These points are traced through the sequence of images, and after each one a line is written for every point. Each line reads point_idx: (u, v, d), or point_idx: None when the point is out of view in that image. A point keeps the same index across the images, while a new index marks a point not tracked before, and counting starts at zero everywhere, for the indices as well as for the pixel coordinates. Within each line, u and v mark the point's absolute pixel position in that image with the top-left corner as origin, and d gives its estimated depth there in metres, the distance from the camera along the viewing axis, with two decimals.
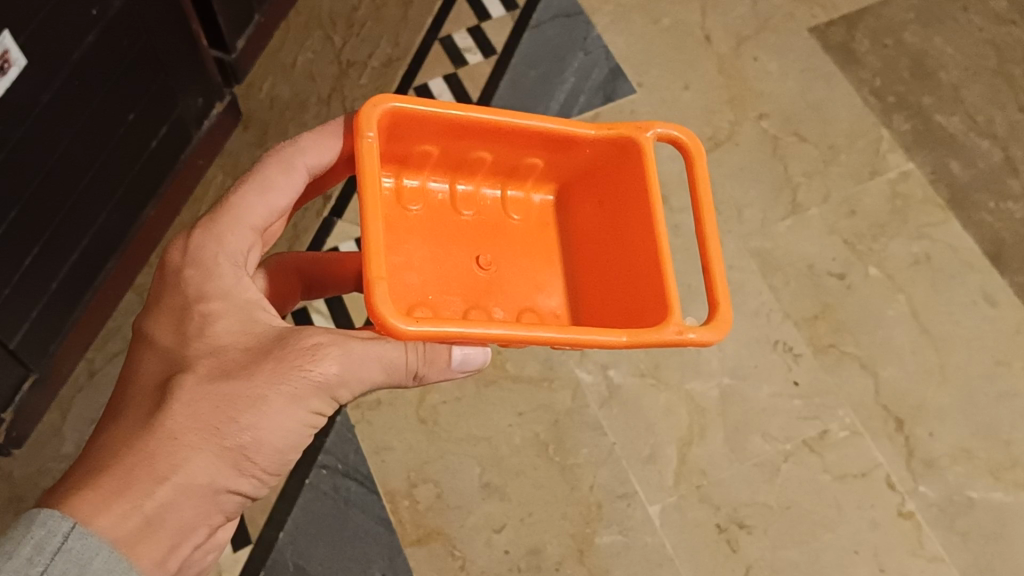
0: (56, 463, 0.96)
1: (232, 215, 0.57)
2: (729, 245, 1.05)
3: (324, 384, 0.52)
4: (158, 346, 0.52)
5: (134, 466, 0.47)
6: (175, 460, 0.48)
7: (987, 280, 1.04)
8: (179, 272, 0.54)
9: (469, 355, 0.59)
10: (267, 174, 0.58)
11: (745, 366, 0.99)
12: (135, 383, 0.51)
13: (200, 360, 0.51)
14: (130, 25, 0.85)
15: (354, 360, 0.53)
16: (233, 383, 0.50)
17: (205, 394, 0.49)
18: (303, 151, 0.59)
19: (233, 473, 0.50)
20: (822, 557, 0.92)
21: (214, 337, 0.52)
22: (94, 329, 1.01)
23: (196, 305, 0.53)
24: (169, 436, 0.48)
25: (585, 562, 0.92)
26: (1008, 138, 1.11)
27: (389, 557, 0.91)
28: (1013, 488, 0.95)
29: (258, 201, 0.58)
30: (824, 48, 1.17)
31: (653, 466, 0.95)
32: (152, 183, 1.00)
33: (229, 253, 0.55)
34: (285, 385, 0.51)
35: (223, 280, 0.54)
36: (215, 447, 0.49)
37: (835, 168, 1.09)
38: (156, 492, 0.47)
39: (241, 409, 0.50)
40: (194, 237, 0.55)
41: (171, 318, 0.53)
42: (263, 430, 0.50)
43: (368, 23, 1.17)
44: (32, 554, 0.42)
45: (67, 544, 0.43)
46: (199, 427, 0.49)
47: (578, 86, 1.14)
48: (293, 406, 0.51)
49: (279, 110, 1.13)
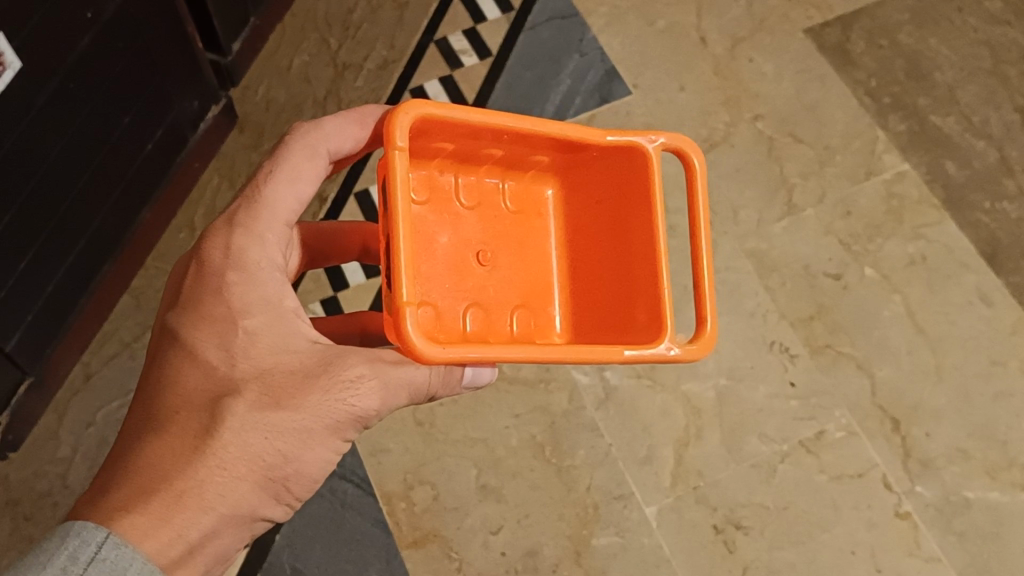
0: (52, 466, 0.96)
1: (267, 212, 0.56)
2: (725, 246, 1.05)
3: (361, 416, 0.53)
4: (200, 357, 0.52)
5: (182, 493, 0.47)
6: (221, 490, 0.48)
7: (983, 280, 1.04)
8: (221, 277, 0.54)
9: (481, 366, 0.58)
10: (296, 162, 0.57)
11: (741, 367, 0.99)
12: (175, 394, 0.51)
13: (247, 384, 0.51)
14: (125, 28, 0.85)
15: (391, 392, 0.54)
16: (282, 414, 0.50)
17: (253, 423, 0.50)
18: (326, 138, 0.58)
19: (271, 501, 0.51)
20: (818, 558, 0.92)
21: (259, 358, 0.52)
22: (90, 332, 1.01)
23: (242, 321, 0.53)
24: (217, 464, 0.49)
25: (581, 563, 0.92)
26: (1003, 139, 1.11)
27: (386, 560, 0.91)
28: (1010, 489, 0.95)
29: (288, 192, 0.57)
30: (820, 49, 1.17)
31: (650, 467, 0.95)
32: (148, 186, 1.00)
33: (270, 260, 0.55)
34: (327, 417, 0.51)
35: (265, 290, 0.54)
36: (259, 477, 0.50)
37: (831, 169, 1.10)
38: (204, 522, 0.47)
39: (287, 441, 0.50)
40: (235, 240, 0.54)
41: (214, 330, 0.53)
42: (303, 461, 0.51)
43: (364, 25, 1.17)
44: (66, 563, 0.43)
45: (101, 553, 0.44)
46: (246, 458, 0.49)
47: (574, 89, 1.14)
48: (331, 438, 0.52)
49: (275, 113, 1.13)
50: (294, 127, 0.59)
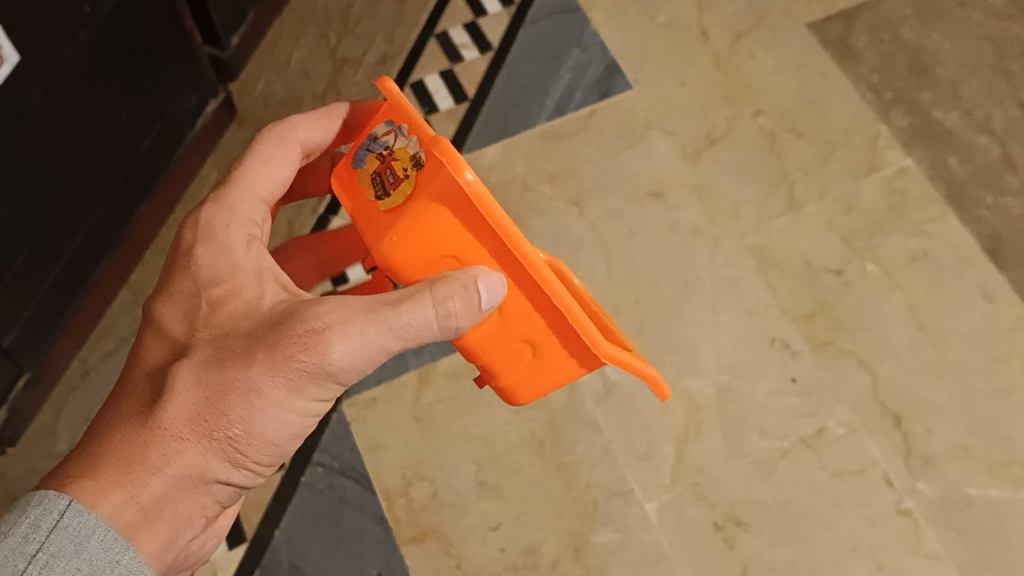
0: (49, 461, 0.95)
1: (239, 191, 0.56)
2: (726, 242, 1.05)
3: (324, 370, 0.49)
4: (168, 332, 0.53)
5: (126, 457, 0.48)
6: (166, 452, 0.49)
7: (985, 277, 1.03)
8: (189, 251, 0.54)
9: (493, 287, 0.49)
10: (264, 149, 0.57)
11: (742, 363, 0.99)
12: (142, 369, 0.53)
13: (201, 348, 0.51)
14: (123, 22, 0.85)
15: (359, 339, 0.49)
16: (227, 373, 0.49)
17: (198, 384, 0.49)
18: (294, 127, 0.58)
19: (224, 463, 0.50)
20: (819, 555, 0.92)
21: (218, 322, 0.52)
22: (88, 326, 1.00)
23: (206, 291, 0.53)
24: (159, 426, 0.49)
25: (581, 560, 0.91)
26: (1006, 134, 1.10)
27: (384, 556, 0.91)
28: (1012, 486, 0.94)
29: (261, 175, 0.57)
30: (822, 44, 1.17)
31: (650, 463, 0.95)
32: (146, 180, 1.00)
33: (240, 227, 0.55)
34: (278, 374, 0.49)
35: (232, 256, 0.54)
36: (206, 439, 0.49)
37: (833, 164, 1.09)
38: (150, 484, 0.48)
39: (232, 400, 0.49)
40: (204, 214, 0.55)
41: (180, 303, 0.53)
42: (257, 422, 0.50)
43: (363, 19, 1.17)
44: (27, 531, 0.43)
45: (62, 521, 0.45)
46: (189, 419, 0.49)
47: (575, 83, 1.13)
48: (288, 396, 0.49)
49: (274, 107, 1.12)
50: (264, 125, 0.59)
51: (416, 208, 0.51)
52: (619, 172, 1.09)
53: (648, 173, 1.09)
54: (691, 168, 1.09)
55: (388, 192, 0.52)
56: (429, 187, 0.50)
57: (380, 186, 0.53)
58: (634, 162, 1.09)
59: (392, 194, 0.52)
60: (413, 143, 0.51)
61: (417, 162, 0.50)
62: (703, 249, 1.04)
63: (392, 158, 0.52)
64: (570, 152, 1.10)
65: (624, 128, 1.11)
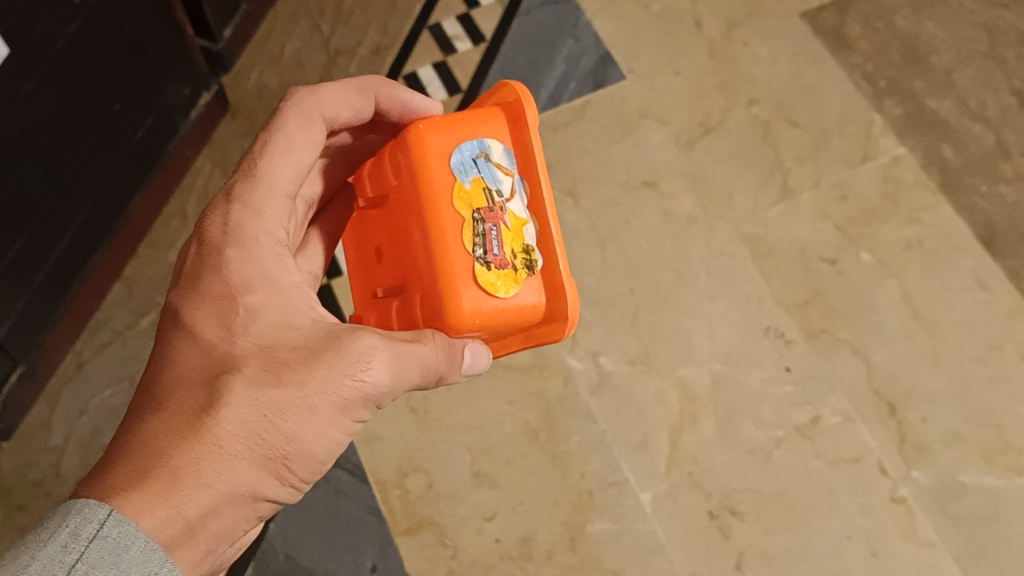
0: (44, 455, 0.95)
1: (266, 186, 0.57)
2: (720, 231, 1.05)
3: (371, 394, 0.52)
4: (200, 337, 0.53)
5: (177, 471, 0.47)
6: (220, 469, 0.48)
7: (980, 265, 1.03)
8: (219, 252, 0.55)
9: (479, 361, 0.59)
10: (291, 132, 0.58)
11: (736, 352, 0.99)
12: (173, 373, 0.52)
13: (247, 361, 0.51)
14: (113, 14, 0.84)
15: (401, 366, 0.53)
16: (282, 391, 0.50)
17: (253, 399, 0.50)
18: (322, 103, 0.60)
19: (271, 481, 0.51)
20: (813, 543, 0.92)
21: (263, 335, 0.52)
22: (82, 319, 0.99)
23: (241, 299, 0.53)
24: (215, 441, 0.49)
25: (576, 550, 0.91)
26: (1000, 122, 1.10)
27: (380, 547, 0.91)
28: (1007, 473, 0.94)
29: (287, 165, 0.57)
30: (815, 33, 1.16)
31: (644, 453, 0.95)
32: (139, 172, 0.99)
33: (269, 237, 0.56)
34: (334, 394, 0.51)
35: (266, 266, 0.55)
36: (258, 456, 0.50)
37: (826, 153, 1.09)
38: (201, 500, 0.47)
39: (289, 417, 0.50)
40: (232, 215, 0.56)
41: (214, 308, 0.53)
42: (307, 439, 0.51)
43: (356, 11, 1.16)
44: (67, 540, 0.42)
45: (103, 531, 0.43)
46: (244, 437, 0.49)
47: (568, 74, 1.13)
48: (337, 416, 0.52)
49: (267, 99, 1.12)
50: (291, 92, 0.60)
51: (510, 301, 0.56)
52: (613, 162, 1.08)
53: (643, 162, 1.09)
54: (685, 158, 1.09)
55: (489, 260, 0.55)
56: (530, 292, 0.57)
57: (480, 240, 0.56)
58: (629, 152, 1.09)
59: (492, 266, 0.55)
60: (529, 230, 0.58)
61: (529, 257, 0.58)
62: (698, 239, 1.04)
63: (502, 218, 0.57)
64: (564, 142, 1.09)
65: (618, 117, 1.11)
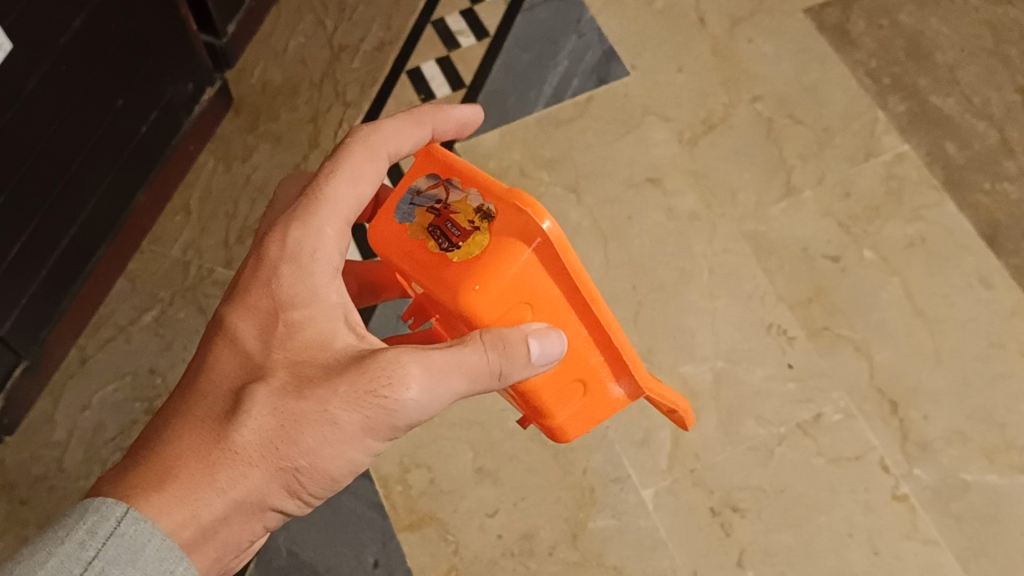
0: (47, 450, 0.95)
1: (328, 209, 0.54)
2: (724, 228, 1.05)
3: (397, 416, 0.51)
4: (239, 346, 0.53)
5: (193, 475, 0.48)
6: (235, 476, 0.49)
7: (983, 263, 1.03)
8: (274, 267, 0.53)
9: (546, 342, 0.53)
10: (355, 163, 0.55)
11: (738, 349, 0.99)
12: (208, 378, 0.52)
13: (276, 374, 0.51)
14: (115, 9, 0.85)
15: (435, 381, 0.51)
16: (305, 404, 0.50)
17: (275, 410, 0.50)
18: (385, 138, 0.56)
19: (285, 494, 0.51)
20: (815, 540, 0.92)
21: (296, 350, 0.52)
22: (86, 314, 1.00)
23: (284, 313, 0.53)
24: (232, 449, 0.49)
25: (578, 546, 0.92)
26: (1005, 120, 1.10)
27: (382, 542, 0.92)
28: (1009, 472, 0.94)
29: (349, 194, 0.55)
30: (820, 29, 1.16)
31: (646, 450, 0.95)
32: (142, 169, 0.99)
33: (326, 254, 0.54)
34: (357, 412, 0.50)
35: (314, 282, 0.53)
36: (274, 467, 0.50)
37: (830, 151, 1.09)
38: (213, 505, 0.48)
39: (308, 431, 0.50)
40: (292, 232, 0.54)
41: (257, 319, 0.53)
42: (325, 455, 0.50)
43: (360, 7, 1.16)
44: (84, 538, 0.43)
45: (120, 528, 0.44)
46: (262, 446, 0.49)
47: (571, 70, 1.13)
48: (361, 434, 0.51)
49: (271, 95, 1.12)
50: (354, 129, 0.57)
51: (496, 254, 0.52)
52: (616, 159, 1.08)
53: (646, 159, 1.08)
54: (688, 154, 1.09)
55: (456, 242, 0.53)
56: (506, 232, 0.52)
57: (444, 242, 0.54)
58: (632, 148, 1.09)
59: (461, 244, 0.53)
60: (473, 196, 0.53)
61: (483, 211, 0.53)
62: (701, 236, 1.04)
63: (448, 210, 0.54)
64: (567, 139, 1.09)
65: (621, 114, 1.11)
